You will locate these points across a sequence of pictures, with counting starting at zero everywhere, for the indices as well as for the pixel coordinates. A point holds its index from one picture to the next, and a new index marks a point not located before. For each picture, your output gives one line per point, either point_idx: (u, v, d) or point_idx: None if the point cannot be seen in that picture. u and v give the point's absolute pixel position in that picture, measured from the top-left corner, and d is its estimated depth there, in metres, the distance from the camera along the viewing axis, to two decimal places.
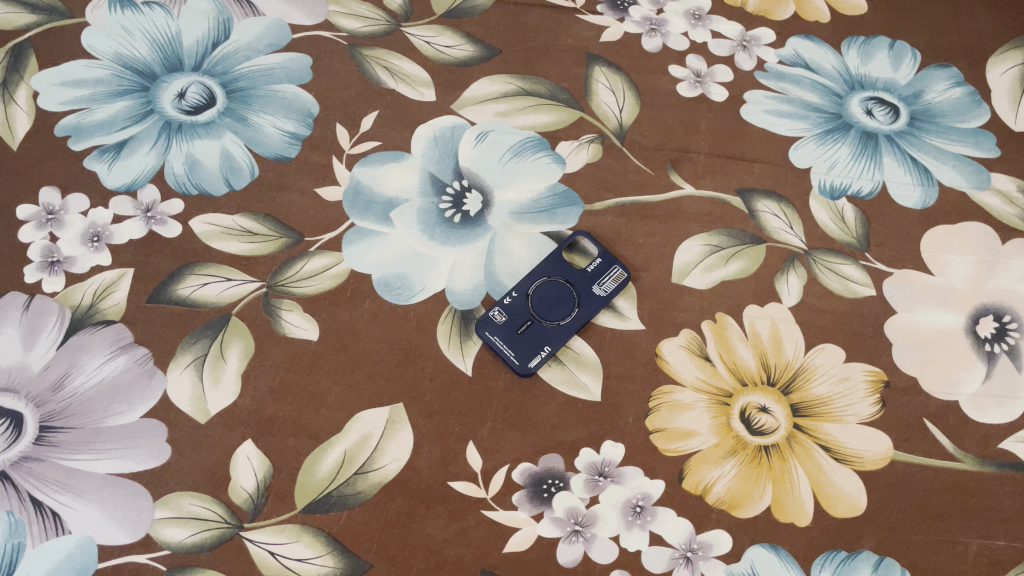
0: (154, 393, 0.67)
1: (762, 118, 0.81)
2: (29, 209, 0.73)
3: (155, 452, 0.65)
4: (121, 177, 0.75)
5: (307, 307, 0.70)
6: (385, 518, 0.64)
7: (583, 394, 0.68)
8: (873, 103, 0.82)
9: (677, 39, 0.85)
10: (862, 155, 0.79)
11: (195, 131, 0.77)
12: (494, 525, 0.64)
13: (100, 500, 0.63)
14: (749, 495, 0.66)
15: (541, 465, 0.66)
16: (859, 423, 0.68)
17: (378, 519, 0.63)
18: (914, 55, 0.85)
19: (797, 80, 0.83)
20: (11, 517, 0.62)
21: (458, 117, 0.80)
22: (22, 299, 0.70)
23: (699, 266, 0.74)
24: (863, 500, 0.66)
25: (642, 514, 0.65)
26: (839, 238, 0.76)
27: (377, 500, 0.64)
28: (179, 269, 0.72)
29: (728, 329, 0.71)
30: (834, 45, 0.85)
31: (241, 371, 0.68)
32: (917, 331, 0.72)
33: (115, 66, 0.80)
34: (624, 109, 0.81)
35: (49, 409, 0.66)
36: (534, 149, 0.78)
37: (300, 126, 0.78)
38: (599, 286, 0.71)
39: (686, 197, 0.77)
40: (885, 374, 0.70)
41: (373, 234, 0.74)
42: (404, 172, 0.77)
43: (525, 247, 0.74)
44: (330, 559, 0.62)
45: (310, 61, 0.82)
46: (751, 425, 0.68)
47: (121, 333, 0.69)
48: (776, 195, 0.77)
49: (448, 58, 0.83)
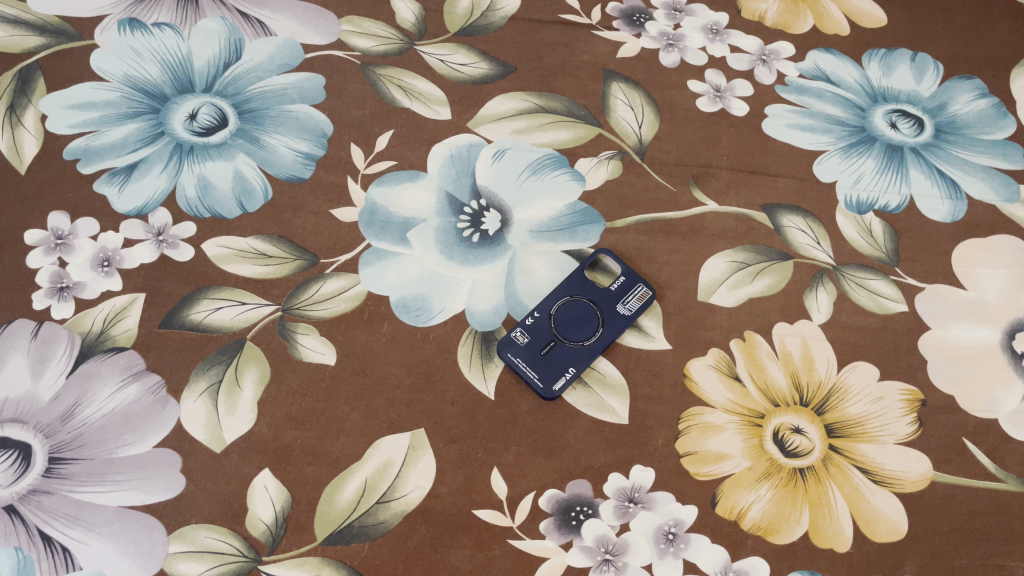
0: (168, 422, 0.64)
1: (784, 133, 0.79)
2: (38, 233, 0.71)
3: (169, 484, 0.62)
4: (132, 200, 0.73)
5: (324, 331, 0.68)
6: (408, 548, 0.61)
7: (610, 417, 0.66)
8: (897, 115, 0.80)
9: (695, 54, 0.84)
10: (888, 169, 0.77)
11: (206, 152, 0.75)
12: (522, 555, 0.61)
13: (112, 534, 0.60)
14: (785, 521, 0.63)
15: (568, 491, 0.64)
16: (897, 443, 0.66)
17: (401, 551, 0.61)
18: (936, 66, 0.84)
19: (819, 93, 0.82)
20: (19, 553, 0.60)
21: (474, 135, 0.78)
22: (30, 326, 0.68)
23: (725, 283, 0.72)
24: (903, 524, 0.63)
25: (675, 541, 0.62)
26: (868, 253, 0.74)
27: (399, 532, 0.61)
28: (192, 293, 0.70)
29: (757, 348, 0.69)
30: (854, 57, 0.84)
31: (258, 398, 0.65)
32: (951, 347, 0.70)
33: (125, 88, 0.79)
34: (643, 125, 0.80)
35: (59, 440, 0.63)
36: (554, 167, 0.77)
37: (314, 146, 0.77)
38: (624, 305, 0.69)
39: (709, 213, 0.75)
40: (921, 393, 0.68)
41: (390, 255, 0.72)
42: (420, 192, 0.75)
43: (547, 266, 0.72)
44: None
45: (324, 81, 0.80)
46: (785, 446, 0.66)
47: (132, 360, 0.67)
48: (802, 210, 0.76)
49: (463, 76, 0.82)
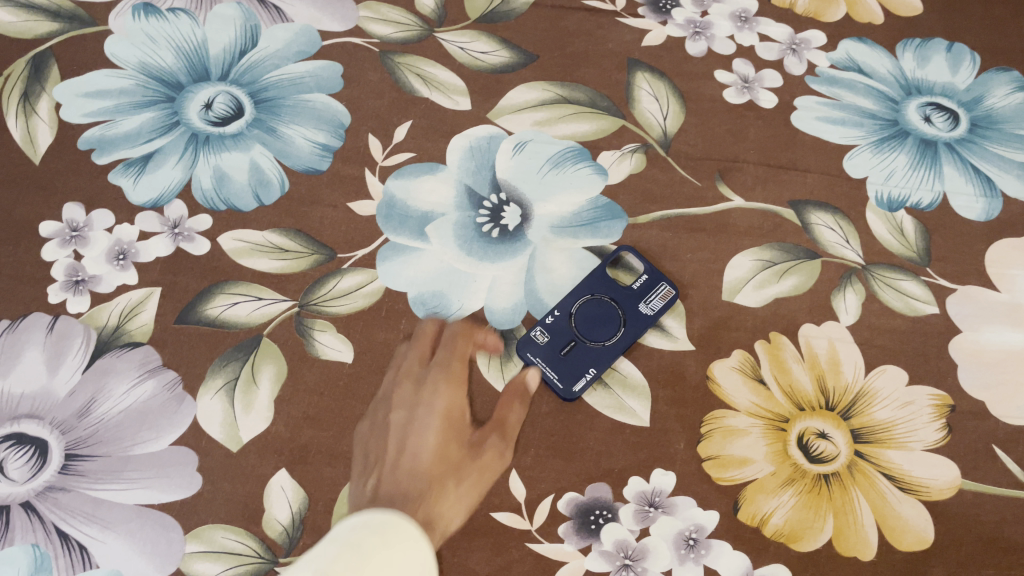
0: (184, 420, 0.64)
1: (814, 126, 0.77)
2: (53, 226, 0.71)
3: (185, 483, 0.62)
4: (147, 192, 0.72)
5: (341, 327, 0.67)
6: (445, 370, 0.65)
7: (631, 419, 0.65)
8: (932, 109, 0.78)
9: (723, 42, 0.81)
10: (920, 164, 0.75)
11: (222, 143, 0.74)
12: (541, 559, 0.61)
13: (129, 533, 0.60)
14: (809, 528, 0.62)
15: (588, 494, 0.63)
16: (924, 450, 0.64)
17: (439, 373, 0.65)
18: (973, 57, 0.81)
19: (850, 84, 0.79)
20: (37, 550, 0.60)
21: (494, 126, 0.76)
22: (46, 320, 0.67)
23: (751, 282, 0.70)
24: (930, 533, 0.62)
25: (695, 547, 0.61)
26: (899, 253, 0.72)
27: (436, 358, 0.66)
28: (207, 288, 0.69)
29: (782, 350, 0.68)
30: (888, 47, 0.81)
31: (274, 396, 0.65)
32: (982, 351, 0.68)
33: (140, 75, 0.77)
34: (668, 116, 0.77)
35: (75, 436, 0.63)
36: (576, 160, 0.75)
37: (332, 137, 0.75)
38: (646, 304, 0.68)
39: (735, 210, 0.73)
40: (951, 398, 0.66)
41: (407, 250, 0.71)
42: (439, 185, 0.73)
43: (567, 263, 0.70)
44: (393, 415, 0.63)
45: (341, 69, 0.79)
46: (810, 452, 0.64)
47: (148, 356, 0.66)
48: (831, 207, 0.74)
49: (484, 65, 0.80)
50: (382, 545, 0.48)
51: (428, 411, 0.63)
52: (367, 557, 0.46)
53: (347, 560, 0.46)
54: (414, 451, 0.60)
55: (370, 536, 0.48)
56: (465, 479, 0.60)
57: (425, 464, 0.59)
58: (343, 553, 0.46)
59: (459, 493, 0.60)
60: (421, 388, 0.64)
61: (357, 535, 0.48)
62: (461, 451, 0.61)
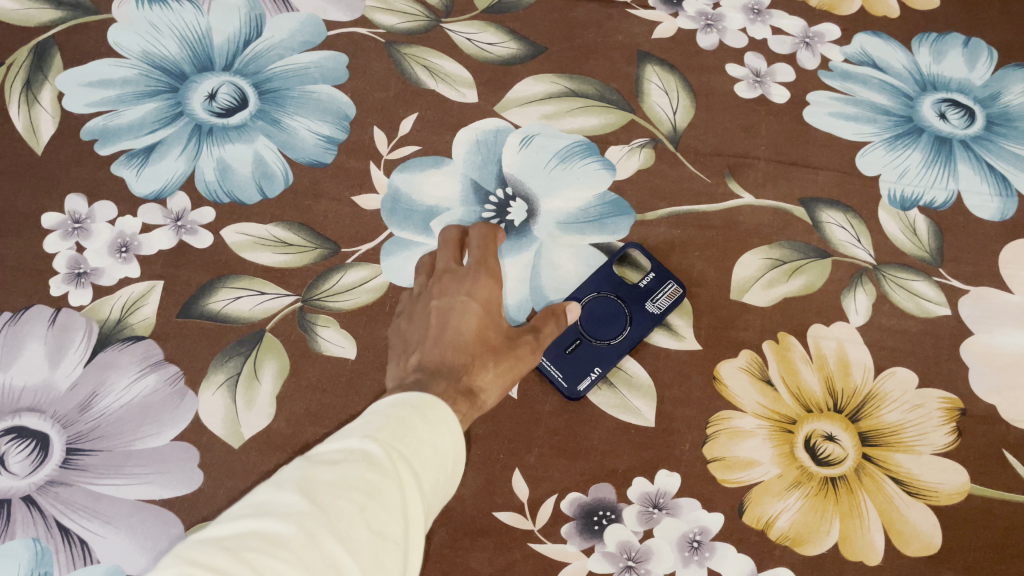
0: (185, 415, 0.63)
1: (826, 122, 0.76)
2: (56, 217, 0.70)
3: (186, 478, 0.62)
4: (150, 184, 0.71)
5: (344, 323, 0.67)
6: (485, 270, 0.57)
7: (635, 419, 0.65)
8: (947, 105, 0.76)
9: (735, 35, 0.80)
10: (935, 162, 0.74)
11: (226, 135, 0.73)
12: (543, 560, 0.61)
13: (130, 528, 0.60)
14: (815, 531, 0.61)
15: (591, 495, 0.62)
16: (934, 454, 0.64)
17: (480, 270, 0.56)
18: (990, 53, 0.79)
19: (864, 80, 0.78)
20: (38, 544, 0.59)
21: (501, 120, 0.75)
22: (48, 312, 0.67)
23: (759, 281, 0.69)
24: (937, 539, 0.61)
25: (699, 550, 0.61)
26: (911, 253, 0.71)
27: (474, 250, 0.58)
28: (210, 281, 0.68)
29: (791, 350, 0.67)
30: (903, 42, 0.80)
31: (276, 392, 0.64)
32: (994, 354, 0.67)
33: (143, 65, 0.76)
34: (678, 111, 0.76)
35: (76, 431, 0.63)
36: (584, 154, 0.73)
37: (336, 129, 0.74)
38: (652, 303, 0.67)
39: (745, 207, 0.72)
40: (961, 401, 0.65)
41: (412, 245, 0.70)
42: (444, 178, 0.72)
43: (574, 260, 0.69)
44: (432, 304, 0.56)
45: (346, 60, 0.78)
46: (817, 454, 0.63)
47: (150, 350, 0.66)
48: (842, 205, 0.72)
49: (491, 56, 0.78)
50: (425, 415, 0.41)
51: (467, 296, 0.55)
52: (413, 427, 0.39)
53: (391, 432, 0.38)
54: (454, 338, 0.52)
55: (413, 411, 0.41)
56: (503, 363, 0.53)
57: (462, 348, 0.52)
58: (384, 429, 0.39)
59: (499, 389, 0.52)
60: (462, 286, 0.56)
61: (401, 410, 0.41)
62: (501, 339, 0.54)
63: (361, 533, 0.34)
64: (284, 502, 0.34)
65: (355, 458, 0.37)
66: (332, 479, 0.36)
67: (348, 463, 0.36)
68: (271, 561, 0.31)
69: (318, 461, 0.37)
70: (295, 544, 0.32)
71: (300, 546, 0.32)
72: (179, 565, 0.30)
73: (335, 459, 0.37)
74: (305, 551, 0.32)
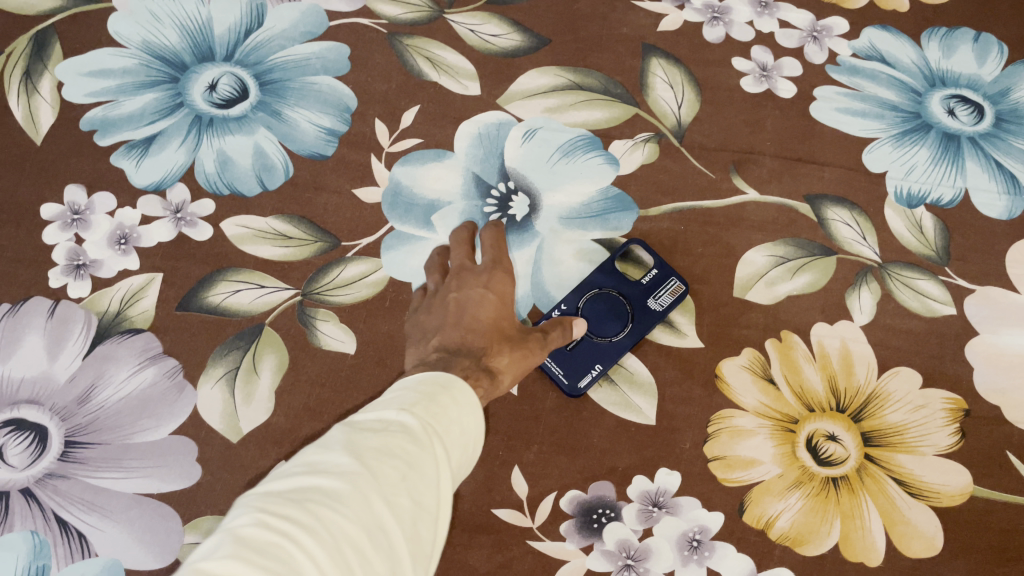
0: (184, 409, 0.63)
1: (833, 117, 0.75)
2: (55, 208, 0.70)
3: (185, 472, 0.61)
4: (149, 175, 0.71)
5: (344, 317, 0.66)
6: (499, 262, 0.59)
7: (636, 417, 0.64)
8: (956, 102, 0.75)
9: (742, 29, 0.79)
10: (942, 159, 0.73)
11: (226, 126, 0.73)
12: (542, 558, 0.60)
13: (128, 522, 0.60)
14: (815, 532, 0.61)
15: (591, 493, 0.62)
16: (937, 455, 0.63)
17: (496, 262, 0.59)
18: (1000, 48, 0.78)
19: (872, 75, 0.77)
20: (36, 537, 0.59)
21: (504, 113, 0.74)
22: (47, 304, 0.67)
23: (763, 278, 0.69)
24: (939, 540, 0.61)
25: (699, 549, 0.61)
26: (917, 251, 0.70)
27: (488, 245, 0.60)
28: (209, 274, 0.68)
29: (794, 349, 0.66)
30: (913, 36, 0.79)
31: (275, 386, 0.64)
32: (1000, 354, 0.66)
33: (143, 55, 0.76)
34: (682, 105, 0.75)
35: (74, 423, 0.63)
36: (587, 149, 0.73)
37: (338, 121, 0.74)
38: (655, 300, 0.66)
39: (750, 203, 0.71)
40: (965, 402, 0.65)
41: (413, 239, 0.69)
42: (446, 172, 0.72)
43: (576, 256, 0.69)
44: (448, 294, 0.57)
45: (348, 51, 0.77)
46: (818, 454, 0.63)
47: (149, 342, 0.65)
48: (848, 202, 0.72)
49: (495, 48, 0.77)
50: (450, 390, 0.43)
51: (483, 286, 0.56)
52: (442, 402, 0.41)
53: (425, 408, 0.40)
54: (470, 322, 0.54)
55: (439, 387, 0.43)
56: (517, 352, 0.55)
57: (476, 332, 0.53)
58: (417, 402, 0.41)
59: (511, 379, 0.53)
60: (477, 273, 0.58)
61: (427, 387, 0.42)
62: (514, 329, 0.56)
63: (406, 499, 0.36)
64: (335, 462, 0.36)
65: (395, 428, 0.38)
66: (376, 445, 0.37)
67: (391, 431, 0.38)
68: (333, 515, 0.33)
69: (361, 428, 0.38)
70: (353, 500, 0.34)
71: (357, 504, 0.34)
72: (253, 513, 0.32)
73: (376, 427, 0.38)
74: (361, 509, 0.34)
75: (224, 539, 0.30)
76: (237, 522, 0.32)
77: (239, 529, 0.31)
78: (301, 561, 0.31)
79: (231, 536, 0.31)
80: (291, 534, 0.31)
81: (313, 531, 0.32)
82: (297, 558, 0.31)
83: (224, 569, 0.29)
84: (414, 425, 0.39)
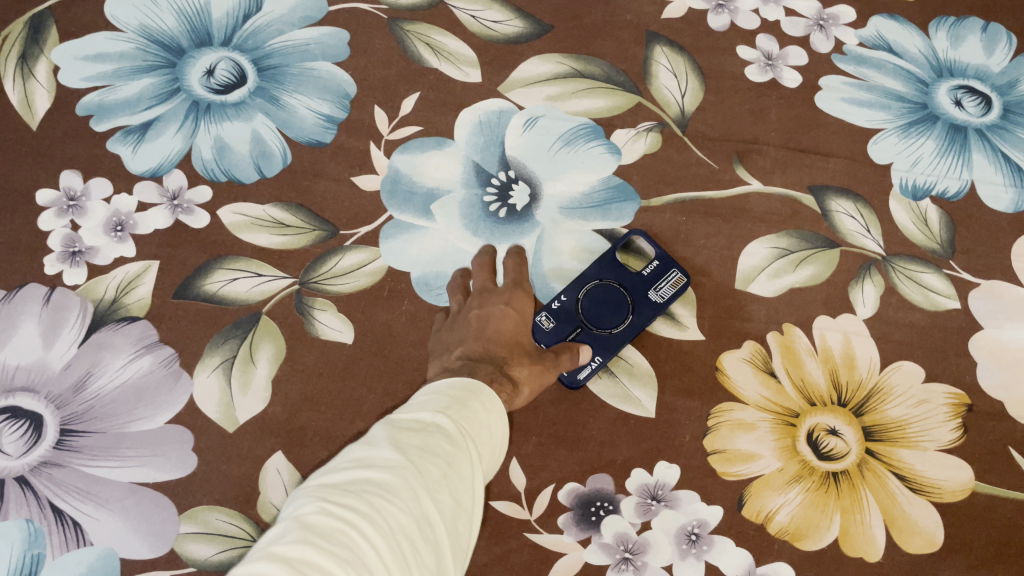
0: (180, 398, 0.63)
1: (839, 108, 0.74)
2: (50, 194, 0.69)
3: (181, 462, 0.61)
4: (146, 161, 0.70)
5: (342, 307, 0.66)
6: (519, 284, 0.60)
7: (636, 409, 0.64)
8: (963, 93, 0.74)
9: (747, 16, 0.77)
10: (949, 151, 0.72)
11: (224, 112, 0.72)
12: (539, 550, 0.60)
13: (123, 511, 0.60)
14: (815, 526, 0.61)
15: (589, 486, 0.62)
16: (939, 450, 0.62)
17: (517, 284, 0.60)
18: (1009, 38, 0.77)
19: (879, 64, 0.76)
20: (31, 526, 0.59)
21: (505, 100, 0.73)
22: (43, 291, 0.66)
23: (766, 270, 0.68)
24: (939, 536, 0.60)
25: (697, 543, 0.60)
26: (922, 244, 0.69)
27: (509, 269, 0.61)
28: (206, 262, 0.67)
29: (795, 342, 0.66)
30: (920, 26, 0.77)
31: (272, 376, 0.63)
32: (1004, 349, 0.65)
33: (140, 39, 0.75)
34: (686, 94, 0.74)
35: (70, 412, 0.62)
36: (589, 138, 0.72)
37: (336, 108, 0.73)
38: (655, 291, 0.65)
39: (753, 194, 0.70)
40: (968, 397, 0.64)
41: (412, 228, 0.69)
42: (446, 161, 0.71)
43: (576, 247, 0.68)
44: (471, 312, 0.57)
45: (347, 36, 0.76)
46: (819, 448, 0.62)
47: (146, 330, 0.65)
48: (853, 194, 0.71)
49: (496, 35, 0.76)
50: (478, 395, 0.44)
51: (504, 303, 0.57)
52: (473, 405, 0.42)
53: (458, 410, 0.41)
54: (492, 335, 0.54)
55: (468, 391, 0.44)
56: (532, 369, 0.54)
57: (497, 343, 0.53)
58: (450, 405, 0.42)
59: (524, 390, 0.53)
60: (498, 293, 0.59)
61: (458, 390, 0.44)
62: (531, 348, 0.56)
63: (448, 497, 0.37)
64: (383, 456, 0.37)
65: (434, 429, 0.39)
66: (418, 443, 0.38)
67: (429, 431, 0.39)
68: (387, 505, 0.34)
69: (401, 427, 0.39)
70: (402, 492, 0.35)
71: (406, 496, 0.35)
72: (317, 502, 0.33)
73: (414, 427, 0.40)
74: (410, 500, 0.35)
75: (292, 524, 0.32)
76: (302, 509, 0.33)
77: (305, 515, 0.33)
78: (362, 546, 0.32)
79: (297, 522, 0.32)
80: (353, 520, 0.33)
81: (371, 519, 0.33)
82: (360, 545, 0.32)
83: (296, 550, 0.30)
84: (450, 426, 0.40)
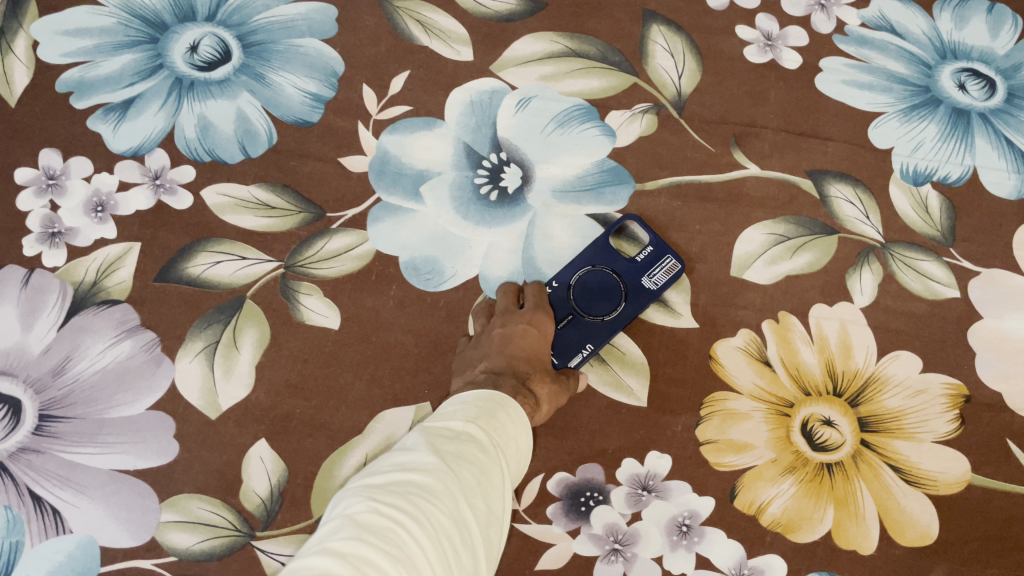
0: (162, 383, 0.61)
1: (839, 90, 0.72)
2: (29, 173, 0.67)
3: (162, 449, 0.60)
4: (128, 140, 0.68)
5: (328, 292, 0.64)
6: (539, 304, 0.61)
7: (627, 398, 0.62)
8: (967, 76, 0.72)
9: None
10: (951, 136, 0.70)
11: (208, 90, 0.70)
12: (527, 540, 0.59)
13: (103, 499, 0.59)
14: (807, 518, 0.60)
15: (578, 475, 0.60)
16: (935, 442, 0.61)
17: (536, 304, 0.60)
18: (1016, 20, 0.74)
19: (881, 45, 0.74)
20: (9, 513, 0.58)
21: (497, 80, 0.71)
22: (21, 273, 0.65)
23: (762, 257, 0.66)
24: (934, 529, 0.60)
25: (688, 534, 0.59)
26: (921, 231, 0.68)
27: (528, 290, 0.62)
28: (190, 244, 0.66)
29: (791, 330, 0.64)
30: (924, 6, 0.75)
31: (256, 362, 0.62)
32: (1004, 339, 0.64)
33: (121, 13, 0.72)
34: (683, 75, 0.72)
35: (49, 397, 0.61)
36: (582, 119, 0.70)
37: (324, 86, 0.71)
38: (649, 278, 0.64)
39: (751, 178, 0.69)
40: (966, 388, 0.63)
41: (400, 211, 0.67)
42: (436, 142, 0.69)
43: (568, 231, 0.66)
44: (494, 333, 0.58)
45: (335, 12, 0.73)
46: (813, 439, 0.61)
47: (127, 314, 0.63)
48: (852, 178, 0.69)
49: (488, 12, 0.74)
50: (505, 407, 0.44)
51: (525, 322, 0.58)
52: (501, 418, 0.43)
53: (488, 420, 0.42)
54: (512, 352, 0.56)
55: (495, 403, 0.45)
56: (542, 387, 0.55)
57: (518, 360, 0.55)
58: (479, 415, 0.42)
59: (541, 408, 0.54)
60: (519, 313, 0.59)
61: (485, 402, 0.44)
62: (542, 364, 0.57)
63: (482, 504, 0.38)
64: (422, 460, 0.37)
65: (468, 437, 0.40)
66: (454, 449, 0.39)
67: (463, 439, 0.40)
68: (431, 507, 0.34)
69: (436, 434, 0.40)
70: (444, 495, 0.35)
71: (447, 499, 0.35)
72: (366, 501, 0.33)
73: (449, 434, 0.40)
74: (451, 505, 0.35)
75: (344, 522, 0.32)
76: (352, 507, 0.33)
77: (356, 513, 0.32)
78: (411, 544, 0.32)
79: (349, 520, 0.32)
80: (402, 520, 0.33)
81: (419, 519, 0.33)
82: (408, 543, 0.32)
83: (353, 546, 0.30)
84: (482, 436, 0.40)
